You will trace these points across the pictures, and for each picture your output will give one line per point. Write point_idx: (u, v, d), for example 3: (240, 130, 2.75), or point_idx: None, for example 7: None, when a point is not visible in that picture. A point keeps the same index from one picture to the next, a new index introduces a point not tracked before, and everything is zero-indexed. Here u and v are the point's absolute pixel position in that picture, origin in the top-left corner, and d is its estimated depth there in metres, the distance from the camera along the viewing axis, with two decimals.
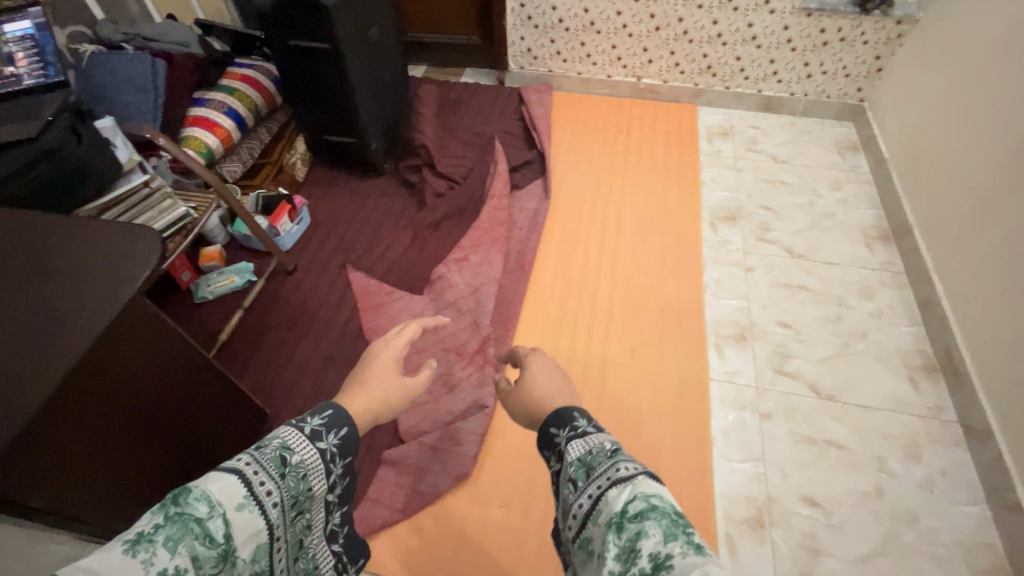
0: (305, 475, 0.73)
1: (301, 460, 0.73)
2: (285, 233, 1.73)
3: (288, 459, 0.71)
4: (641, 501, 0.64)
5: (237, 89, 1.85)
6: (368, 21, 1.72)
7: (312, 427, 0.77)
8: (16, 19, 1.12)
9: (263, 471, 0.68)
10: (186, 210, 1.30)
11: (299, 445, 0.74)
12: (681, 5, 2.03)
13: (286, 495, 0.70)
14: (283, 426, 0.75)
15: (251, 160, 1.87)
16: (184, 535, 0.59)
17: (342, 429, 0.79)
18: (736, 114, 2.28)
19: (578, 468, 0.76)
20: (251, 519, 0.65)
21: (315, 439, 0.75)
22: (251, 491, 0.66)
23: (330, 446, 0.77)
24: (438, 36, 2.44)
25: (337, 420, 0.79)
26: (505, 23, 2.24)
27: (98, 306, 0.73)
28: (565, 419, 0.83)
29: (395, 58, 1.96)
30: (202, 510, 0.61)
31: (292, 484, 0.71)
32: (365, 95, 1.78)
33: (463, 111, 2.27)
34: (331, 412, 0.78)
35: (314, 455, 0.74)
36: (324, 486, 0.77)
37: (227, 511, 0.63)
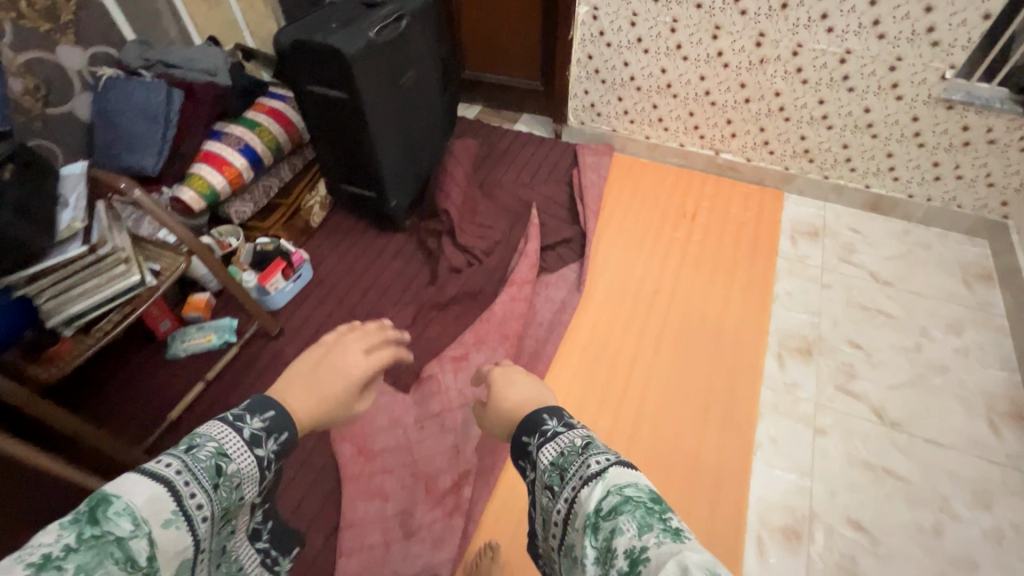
0: (241, 483, 0.60)
1: (238, 466, 0.60)
2: (277, 292, 1.55)
3: (223, 467, 0.58)
4: (615, 496, 0.56)
5: (259, 124, 1.70)
6: (403, 68, 1.50)
7: (251, 429, 0.62)
8: None
9: (195, 480, 0.55)
10: (140, 278, 1.14)
11: (233, 451, 0.59)
12: (780, 77, 1.67)
13: (219, 506, 0.57)
14: (215, 422, 0.61)
15: (263, 201, 1.72)
16: (100, 561, 0.46)
17: (272, 414, 0.65)
18: (833, 209, 1.87)
19: (551, 472, 0.65)
20: (179, 538, 0.52)
21: (252, 443, 0.61)
22: (182, 504, 0.53)
23: (266, 455, 0.62)
24: (496, 76, 2.22)
25: (276, 423, 0.65)
26: (568, 74, 1.96)
27: None
28: (534, 423, 0.71)
29: (435, 107, 1.75)
30: (123, 528, 0.48)
31: (226, 490, 0.58)
32: (391, 150, 1.57)
33: (507, 166, 2.02)
34: (273, 411, 0.65)
35: (251, 463, 0.60)
36: (257, 493, 0.63)
37: (152, 530, 0.50)
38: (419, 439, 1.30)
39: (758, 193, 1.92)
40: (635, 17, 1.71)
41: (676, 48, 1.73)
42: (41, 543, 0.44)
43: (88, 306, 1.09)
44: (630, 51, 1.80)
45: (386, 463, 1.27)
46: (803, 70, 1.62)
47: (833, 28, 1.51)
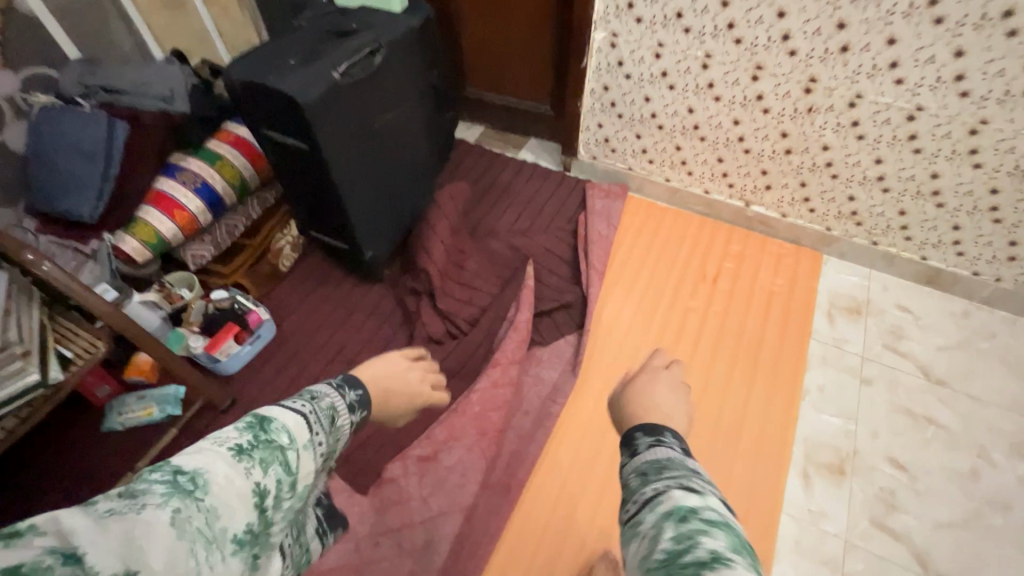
0: (337, 437, 0.80)
1: (340, 424, 0.82)
2: (229, 358, 1.36)
3: (330, 420, 0.79)
4: (704, 513, 0.72)
5: (222, 157, 1.48)
6: (378, 109, 1.27)
7: (348, 398, 0.88)
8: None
9: (316, 421, 0.75)
10: (45, 376, 0.97)
11: (341, 413, 0.83)
12: (830, 130, 1.39)
13: (328, 450, 0.76)
14: (325, 392, 0.85)
15: (227, 243, 1.52)
16: (272, 459, 0.64)
17: (363, 405, 0.90)
18: (879, 280, 1.60)
19: (660, 515, 0.74)
20: (308, 461, 0.69)
21: (350, 410, 0.86)
22: (312, 435, 0.72)
23: (355, 422, 0.87)
24: (501, 97, 1.96)
25: (363, 401, 0.90)
26: (579, 104, 1.71)
27: None
28: (631, 438, 0.94)
29: (420, 144, 1.52)
30: (283, 439, 0.66)
31: (331, 437, 0.78)
32: (362, 203, 1.35)
33: (506, 206, 1.79)
34: (361, 390, 0.93)
35: (346, 423, 0.84)
36: (339, 455, 0.83)
37: (299, 446, 0.68)
38: (373, 560, 1.12)
39: (793, 256, 1.66)
40: (660, 48, 1.45)
41: (707, 87, 1.46)
42: (230, 439, 0.62)
43: None
44: (653, 85, 1.54)
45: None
46: (860, 124, 1.35)
47: (903, 79, 1.23)
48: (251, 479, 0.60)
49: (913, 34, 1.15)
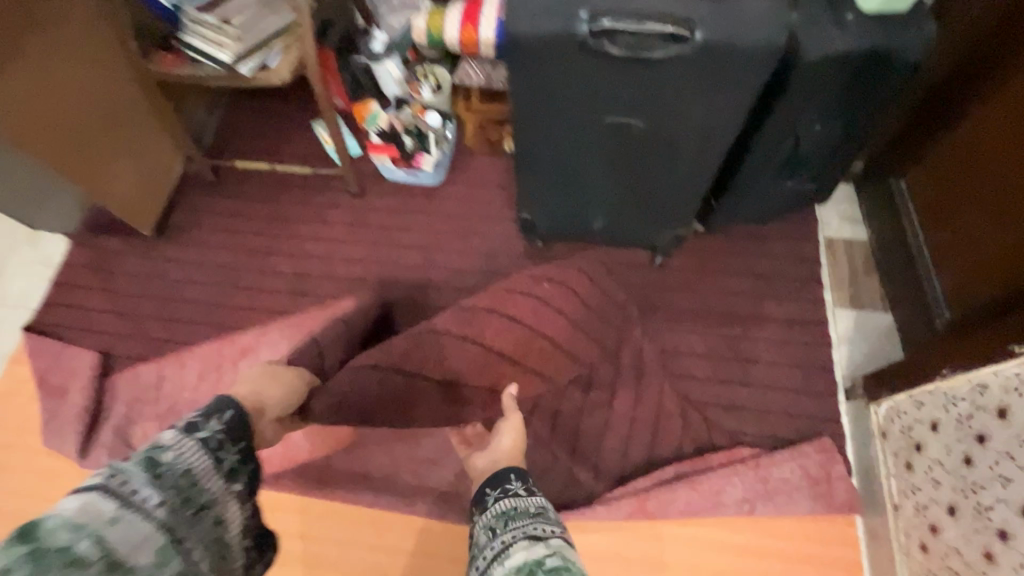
0: (191, 468, 0.64)
1: (179, 454, 0.64)
2: (382, 166, 1.44)
3: (156, 457, 0.62)
4: (558, 560, 0.65)
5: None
6: (631, 107, 0.89)
7: (198, 424, 0.70)
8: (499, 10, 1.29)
9: (143, 485, 0.58)
10: (221, 59, 1.14)
11: (174, 445, 0.65)
12: None
13: (173, 496, 0.60)
14: (168, 432, 0.66)
15: (496, 87, 1.39)
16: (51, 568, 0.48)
17: (224, 411, 0.74)
18: None
19: (500, 518, 0.77)
20: (129, 528, 0.54)
21: (190, 432, 0.68)
22: (131, 501, 0.56)
23: (216, 435, 0.70)
24: (918, 237, 1.14)
25: (215, 412, 0.73)
26: (942, 373, 0.87)
27: (345, 251, 1.42)
28: (501, 479, 0.84)
29: (681, 180, 1.06)
30: (61, 539, 0.50)
31: (181, 482, 0.62)
32: (539, 167, 1.08)
33: (711, 334, 1.23)
34: (230, 411, 0.75)
35: (195, 447, 0.66)
36: (208, 478, 0.65)
37: (93, 532, 0.52)
38: None
39: None
40: None
41: None
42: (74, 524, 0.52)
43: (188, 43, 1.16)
44: None
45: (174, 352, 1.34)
46: None
47: None
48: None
49: None
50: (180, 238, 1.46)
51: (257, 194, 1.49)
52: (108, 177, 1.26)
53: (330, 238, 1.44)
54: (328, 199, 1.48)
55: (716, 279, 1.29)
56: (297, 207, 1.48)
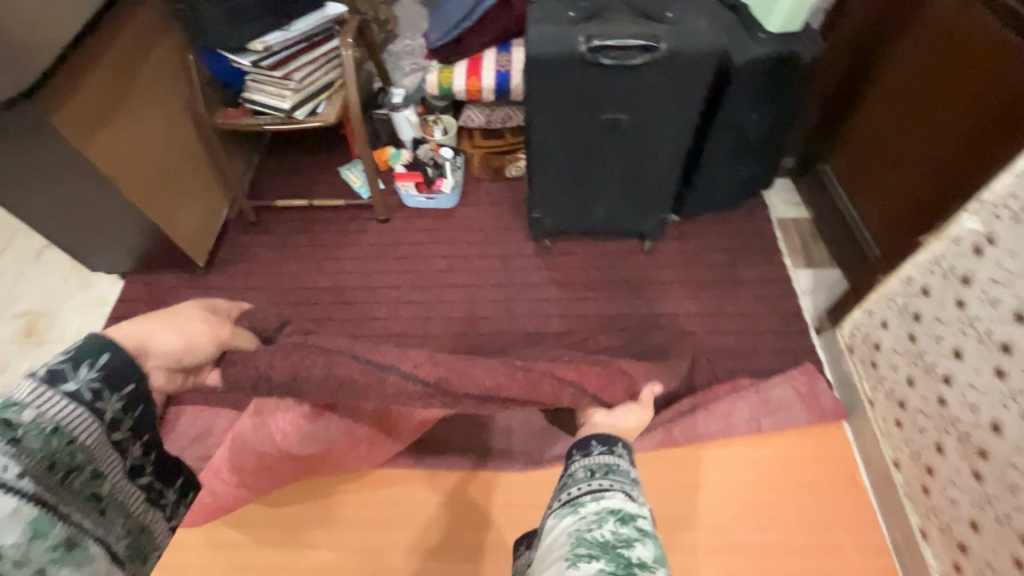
0: (52, 428, 0.59)
1: (36, 414, 0.59)
2: (406, 193, 1.69)
3: (10, 418, 0.57)
4: (629, 530, 0.63)
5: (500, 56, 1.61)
6: (618, 105, 1.19)
7: (61, 368, 0.62)
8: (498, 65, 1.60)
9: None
10: (282, 108, 1.40)
11: (30, 399, 0.59)
12: None
13: (38, 462, 0.58)
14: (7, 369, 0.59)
15: (497, 125, 1.69)
16: None
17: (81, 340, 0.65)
18: None
19: (594, 464, 0.74)
20: None
21: (55, 383, 0.61)
22: None
23: (86, 389, 0.63)
24: (845, 200, 1.45)
25: (87, 356, 0.64)
26: (878, 279, 1.13)
27: (376, 264, 1.62)
28: (590, 444, 0.78)
29: (660, 167, 1.34)
30: None
31: (40, 444, 0.58)
32: (546, 165, 1.35)
33: (700, 299, 1.47)
34: (104, 353, 0.65)
35: (57, 401, 0.60)
36: (82, 430, 0.62)
37: None
38: None
39: None
40: None
41: None
42: None
43: (252, 99, 1.42)
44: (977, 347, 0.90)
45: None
46: None
47: None
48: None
49: None
50: (224, 266, 1.62)
51: (293, 225, 1.70)
52: (180, 212, 1.47)
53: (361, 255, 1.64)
54: (357, 224, 1.69)
55: (696, 256, 1.55)
56: (330, 232, 1.69)
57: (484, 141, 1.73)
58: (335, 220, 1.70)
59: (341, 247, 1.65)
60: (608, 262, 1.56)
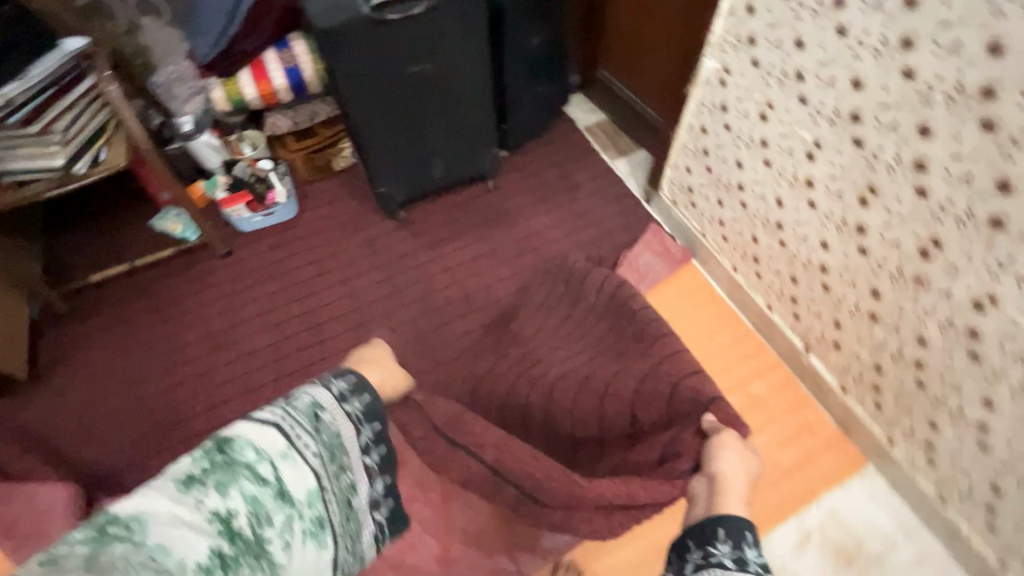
0: (335, 430, 0.78)
1: (331, 418, 0.78)
2: (240, 218, 1.58)
3: (320, 415, 0.77)
4: None
5: (282, 53, 1.58)
6: (415, 55, 1.27)
7: (338, 389, 0.82)
8: (282, 61, 1.58)
9: (297, 424, 0.73)
10: (59, 163, 1.24)
11: (330, 407, 0.79)
12: (937, 322, 0.93)
13: (322, 447, 0.74)
14: (314, 385, 0.80)
15: (305, 122, 1.67)
16: (234, 479, 0.63)
17: (350, 375, 0.85)
18: (918, 546, 1.10)
19: None
20: (293, 468, 0.69)
21: (343, 400, 0.81)
22: (292, 444, 0.70)
23: (355, 412, 0.81)
24: (627, 92, 1.71)
25: (360, 388, 0.84)
26: (673, 135, 1.40)
27: (236, 298, 1.51)
28: (705, 539, 0.73)
29: (473, 105, 1.46)
30: (246, 456, 0.66)
31: (325, 436, 0.76)
32: (372, 133, 1.38)
33: (552, 211, 1.65)
34: (357, 380, 0.85)
35: (341, 415, 0.80)
36: (352, 444, 0.80)
37: (270, 457, 0.67)
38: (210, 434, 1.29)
39: (818, 445, 1.22)
40: (769, 109, 1.08)
41: (805, 184, 1.07)
42: (252, 449, 0.67)
43: (15, 164, 1.23)
44: (749, 151, 1.18)
45: (106, 385, 1.37)
46: (980, 338, 0.87)
47: None
48: (205, 508, 0.60)
49: None
50: (55, 368, 1.39)
51: (121, 295, 1.50)
52: None
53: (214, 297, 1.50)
54: (198, 269, 1.55)
55: (534, 179, 1.72)
56: (168, 287, 1.52)
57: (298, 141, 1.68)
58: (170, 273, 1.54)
59: (189, 297, 1.50)
60: (466, 211, 1.65)
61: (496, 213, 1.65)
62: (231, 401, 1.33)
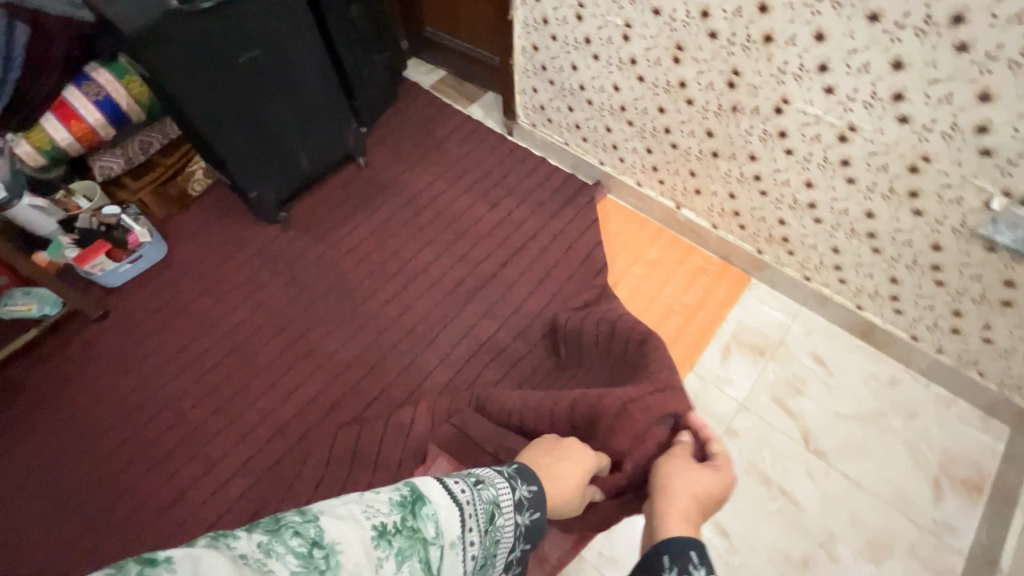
0: (498, 541, 0.66)
1: (502, 524, 0.67)
2: (106, 272, 1.44)
3: (495, 517, 0.66)
4: None
5: (85, 85, 1.42)
6: (243, 43, 1.25)
7: (520, 493, 0.71)
8: (88, 94, 1.42)
9: (477, 520, 0.62)
10: None
11: (501, 498, 0.68)
12: (757, 137, 1.15)
13: (480, 553, 0.63)
14: (501, 475, 0.71)
15: (140, 156, 1.55)
16: (412, 551, 0.54)
17: (533, 487, 0.73)
18: (805, 323, 1.38)
19: None
20: (452, 562, 0.58)
21: (520, 510, 0.70)
22: (463, 536, 0.60)
23: (524, 518, 0.70)
24: (457, 41, 1.78)
25: (537, 499, 0.73)
26: (512, 62, 1.53)
27: (134, 353, 1.40)
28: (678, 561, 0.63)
29: (316, 85, 1.46)
30: (429, 531, 0.56)
31: (487, 542, 0.64)
32: (224, 136, 1.34)
33: (430, 167, 1.70)
34: (536, 491, 0.73)
35: (513, 526, 0.68)
36: (505, 553, 0.68)
37: (444, 545, 0.57)
38: (167, 487, 1.23)
39: (712, 278, 1.45)
40: (581, 9, 1.24)
41: (630, 63, 1.25)
42: (426, 519, 0.57)
43: None
44: (578, 53, 1.34)
45: (25, 488, 1.24)
46: (787, 135, 1.10)
47: (834, 88, 0.97)
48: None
49: (844, 30, 0.90)
50: None
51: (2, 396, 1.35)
52: None
53: (110, 360, 1.39)
54: (79, 341, 1.42)
55: (400, 146, 1.76)
56: (52, 371, 1.38)
57: (140, 177, 1.57)
58: (50, 356, 1.40)
59: (81, 371, 1.37)
60: (348, 195, 1.66)
61: (377, 188, 1.67)
62: (176, 449, 1.27)
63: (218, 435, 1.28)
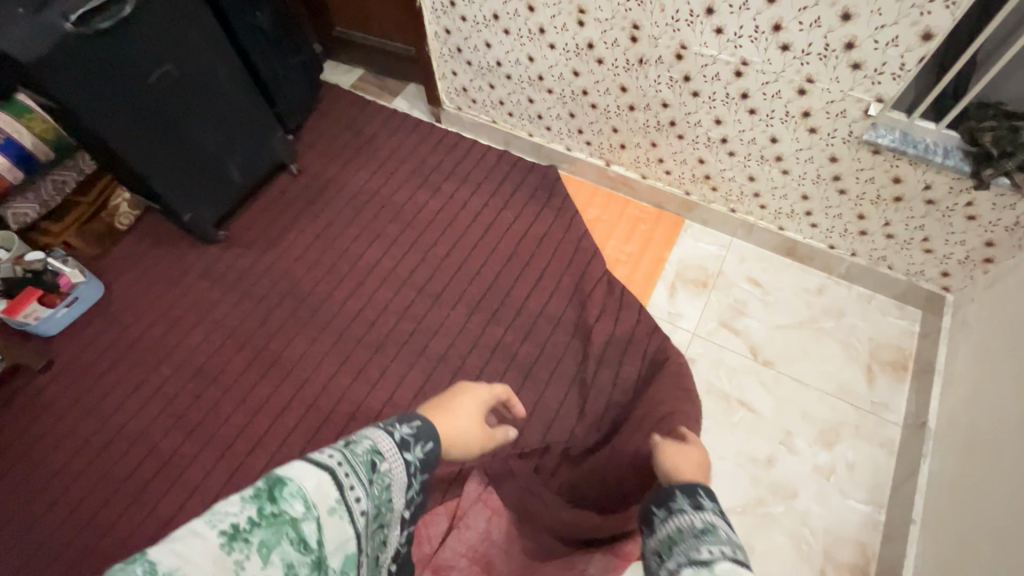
0: (390, 486, 0.59)
1: (390, 468, 0.59)
2: (42, 320, 1.38)
3: (377, 464, 0.57)
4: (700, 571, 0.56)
5: None
6: (149, 62, 1.22)
7: (402, 434, 0.63)
8: None
9: (355, 474, 0.54)
10: None
11: (387, 450, 0.59)
12: (665, 84, 1.25)
13: (371, 503, 0.56)
14: (372, 425, 0.62)
15: (56, 197, 1.47)
16: (279, 538, 0.47)
17: (415, 421, 0.66)
18: (739, 251, 1.49)
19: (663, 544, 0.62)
20: (339, 527, 0.51)
21: (406, 450, 0.62)
22: (342, 494, 0.52)
23: (414, 461, 0.62)
24: (369, 37, 1.79)
25: (425, 434, 0.66)
26: (428, 48, 1.56)
27: (90, 394, 1.35)
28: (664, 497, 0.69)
29: (234, 96, 1.44)
30: (296, 509, 0.48)
31: (377, 493, 0.57)
32: (146, 159, 1.30)
33: (364, 164, 1.71)
34: (420, 423, 0.66)
35: (401, 466, 0.60)
36: (402, 497, 0.61)
37: (320, 516, 0.49)
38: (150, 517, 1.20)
39: (651, 225, 1.55)
40: None
41: (540, 33, 1.31)
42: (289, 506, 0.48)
43: None
44: (489, 29, 1.39)
45: None
46: (691, 78, 1.20)
47: (722, 28, 1.07)
48: None
49: None
50: None
51: None
52: None
53: (65, 406, 1.34)
54: (27, 393, 1.36)
55: (331, 148, 1.76)
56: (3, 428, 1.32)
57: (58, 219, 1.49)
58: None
59: (34, 422, 1.32)
60: (286, 203, 1.65)
61: (315, 191, 1.67)
62: (153, 480, 1.24)
63: (195, 459, 1.26)
